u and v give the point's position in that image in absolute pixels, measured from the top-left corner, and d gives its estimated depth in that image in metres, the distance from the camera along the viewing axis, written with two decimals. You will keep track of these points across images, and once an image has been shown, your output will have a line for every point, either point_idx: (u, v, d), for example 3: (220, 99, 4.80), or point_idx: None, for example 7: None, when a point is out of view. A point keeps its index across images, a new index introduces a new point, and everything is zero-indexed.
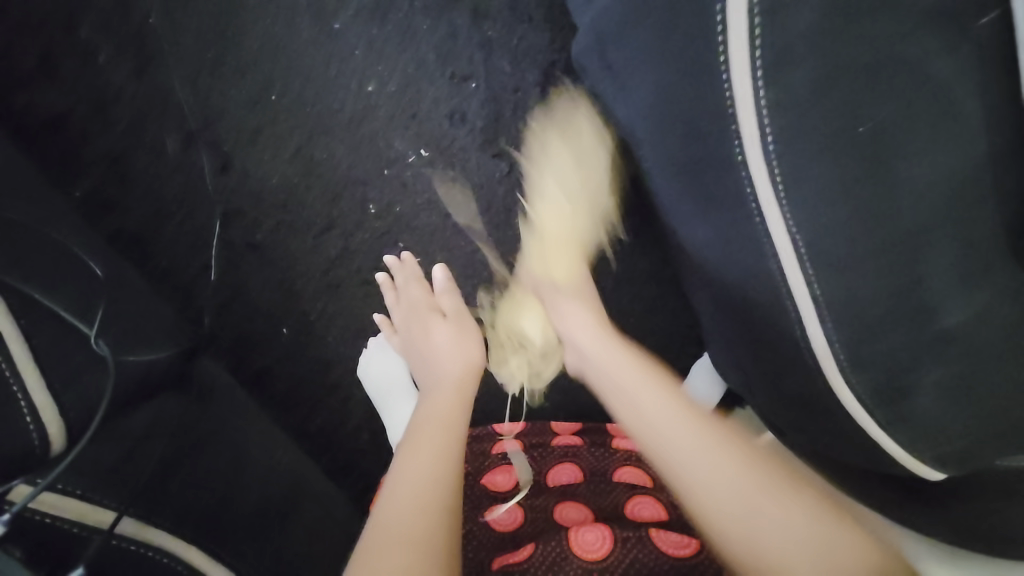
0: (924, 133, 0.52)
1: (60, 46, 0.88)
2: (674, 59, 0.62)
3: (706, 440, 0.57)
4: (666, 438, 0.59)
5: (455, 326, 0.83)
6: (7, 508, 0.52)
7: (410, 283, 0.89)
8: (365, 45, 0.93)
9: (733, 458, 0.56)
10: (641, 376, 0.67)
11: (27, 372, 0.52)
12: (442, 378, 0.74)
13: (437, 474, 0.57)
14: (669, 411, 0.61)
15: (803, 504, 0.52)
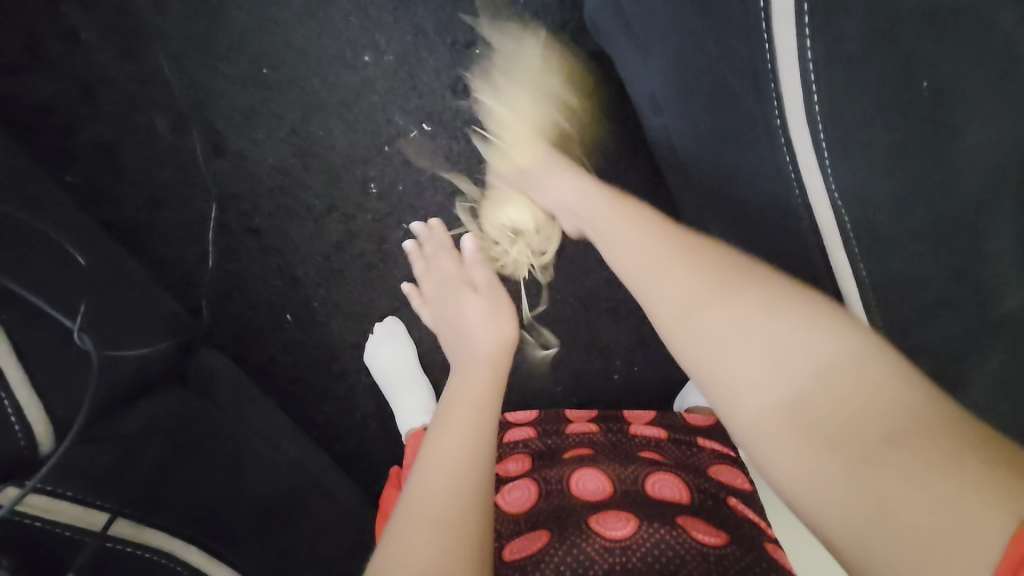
0: (988, 100, 0.47)
1: (41, 25, 0.83)
2: (702, 9, 0.55)
3: (674, 264, 0.51)
4: (645, 279, 0.52)
5: (488, 300, 0.76)
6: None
7: (440, 252, 0.85)
8: (360, 13, 0.86)
9: (726, 296, 0.47)
10: (623, 215, 0.59)
11: (8, 371, 0.49)
12: (474, 355, 0.67)
13: (473, 454, 0.52)
14: (650, 252, 0.53)
15: (789, 322, 0.45)
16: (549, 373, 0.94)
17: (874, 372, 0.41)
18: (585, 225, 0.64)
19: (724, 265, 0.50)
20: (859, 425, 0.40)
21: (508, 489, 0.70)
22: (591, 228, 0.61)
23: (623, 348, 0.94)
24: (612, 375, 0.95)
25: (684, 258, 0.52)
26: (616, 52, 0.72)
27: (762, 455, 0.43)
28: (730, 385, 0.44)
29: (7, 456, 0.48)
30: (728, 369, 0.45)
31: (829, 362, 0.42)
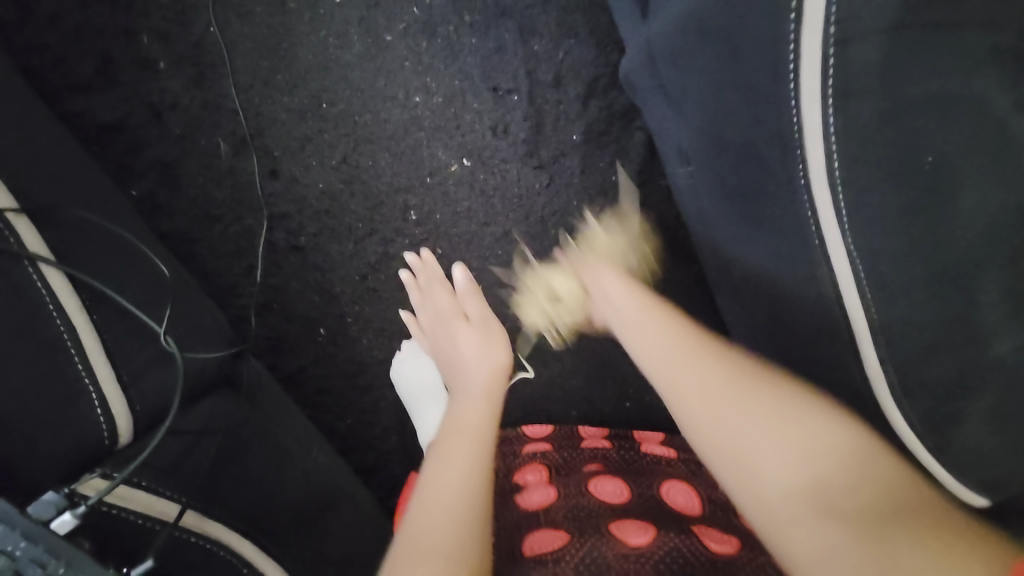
0: (984, 165, 0.53)
1: (122, 51, 0.89)
2: (738, 82, 0.63)
3: (701, 357, 0.60)
4: (676, 370, 0.60)
5: (481, 331, 0.82)
6: (80, 501, 0.50)
7: (433, 284, 0.90)
8: (414, 58, 0.95)
9: (750, 390, 0.56)
10: (644, 307, 0.69)
11: (94, 365, 0.53)
12: (470, 385, 0.74)
13: (468, 485, 0.57)
14: (672, 348, 0.62)
15: (795, 416, 0.53)
16: (564, 396, 0.98)
17: (872, 465, 0.50)
18: (612, 317, 0.73)
19: (732, 365, 0.59)
20: (858, 496, 0.47)
21: (527, 494, 0.76)
22: (623, 333, 0.70)
23: (635, 376, 0.99)
24: (625, 403, 0.99)
25: (701, 354, 0.61)
26: (649, 108, 0.81)
27: (780, 544, 0.48)
28: (758, 486, 0.50)
29: (90, 441, 0.52)
30: (752, 473, 0.51)
31: (841, 445, 0.51)
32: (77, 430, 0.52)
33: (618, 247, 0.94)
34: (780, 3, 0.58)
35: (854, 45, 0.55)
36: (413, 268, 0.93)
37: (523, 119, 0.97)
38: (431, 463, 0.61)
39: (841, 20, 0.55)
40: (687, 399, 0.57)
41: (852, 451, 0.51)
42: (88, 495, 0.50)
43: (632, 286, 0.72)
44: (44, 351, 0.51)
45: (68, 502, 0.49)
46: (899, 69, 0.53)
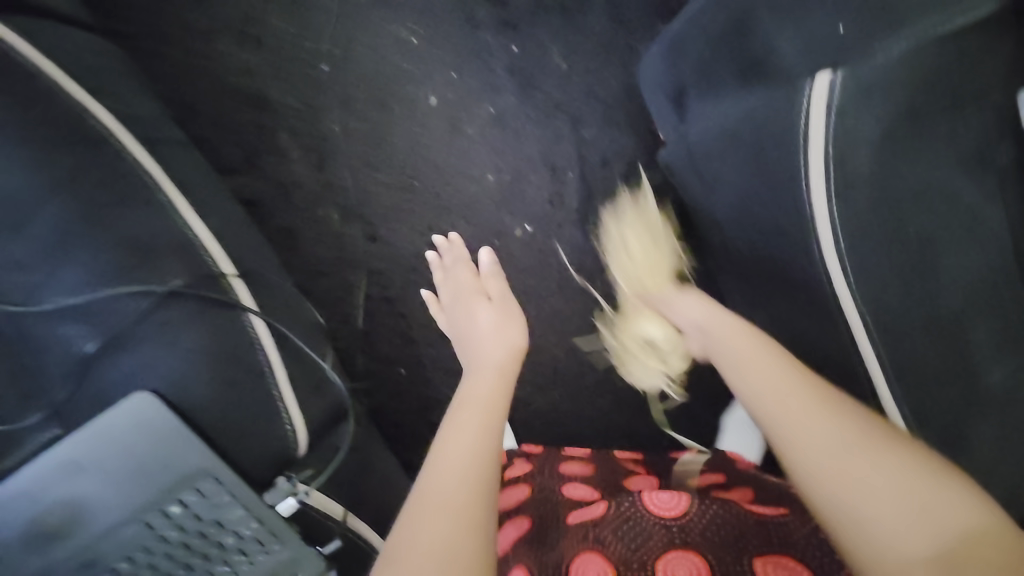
0: (967, 239, 0.66)
1: (264, 143, 1.09)
2: (760, 173, 0.75)
3: (810, 397, 0.61)
4: (783, 408, 0.61)
5: (499, 309, 0.98)
6: (296, 490, 0.66)
7: (458, 263, 1.08)
8: (488, 145, 1.15)
9: (873, 444, 0.54)
10: (744, 339, 0.76)
11: (285, 397, 0.67)
12: (489, 359, 0.89)
13: (477, 448, 0.68)
14: (782, 386, 0.64)
15: (925, 479, 0.52)
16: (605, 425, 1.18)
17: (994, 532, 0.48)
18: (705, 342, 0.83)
19: (845, 411, 0.59)
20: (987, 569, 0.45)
21: (573, 489, 0.86)
22: (721, 361, 0.76)
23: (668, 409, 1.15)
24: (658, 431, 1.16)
25: (811, 396, 0.61)
26: (681, 180, 0.93)
27: None
28: (877, 548, 0.49)
29: (280, 451, 0.67)
30: (871, 530, 0.49)
31: (971, 522, 0.48)
32: (273, 443, 0.66)
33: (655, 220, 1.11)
34: (789, 124, 0.69)
35: (850, 157, 0.66)
36: (439, 249, 1.11)
37: (574, 193, 1.17)
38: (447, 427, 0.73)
39: (841, 137, 0.65)
40: (800, 433, 0.57)
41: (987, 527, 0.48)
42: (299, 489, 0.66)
43: (712, 305, 0.89)
44: (255, 381, 0.66)
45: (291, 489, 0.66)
46: (888, 175, 0.65)
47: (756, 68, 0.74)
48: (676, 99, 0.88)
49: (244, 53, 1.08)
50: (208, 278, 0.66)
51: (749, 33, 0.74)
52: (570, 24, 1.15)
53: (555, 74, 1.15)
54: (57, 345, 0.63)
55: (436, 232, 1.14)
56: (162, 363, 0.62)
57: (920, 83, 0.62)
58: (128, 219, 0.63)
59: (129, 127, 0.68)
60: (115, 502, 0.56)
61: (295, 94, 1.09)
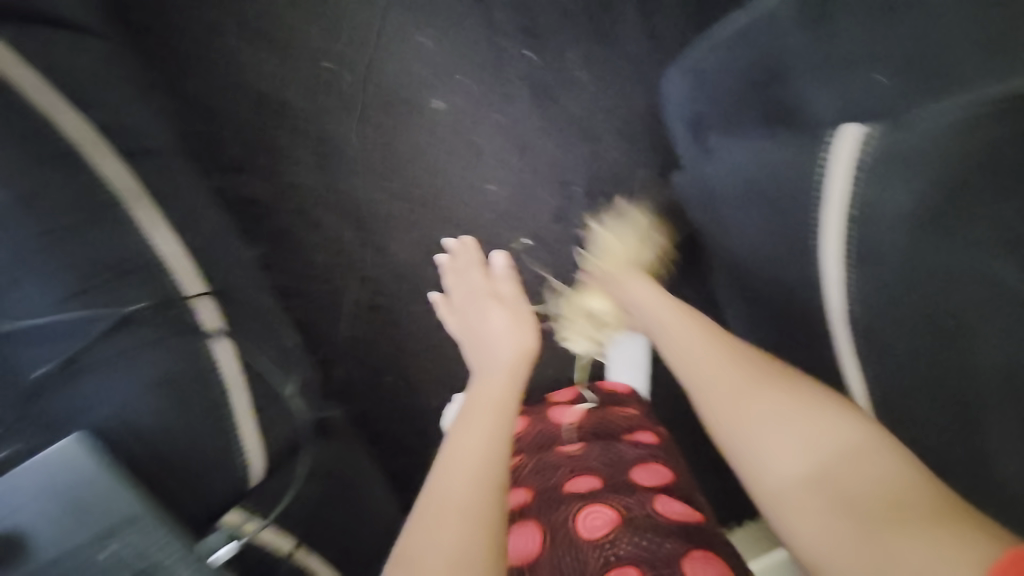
0: (1005, 326, 0.54)
1: (261, 140, 1.06)
2: (776, 231, 0.70)
3: (714, 354, 0.73)
4: (700, 371, 0.72)
5: (511, 310, 0.94)
6: (238, 537, 0.63)
7: (471, 267, 1.02)
8: (493, 155, 1.08)
9: (764, 391, 0.66)
10: (670, 307, 0.84)
11: (241, 424, 0.65)
12: (499, 361, 0.85)
13: (488, 450, 0.67)
14: (696, 348, 0.75)
15: (807, 411, 0.63)
16: None
17: (879, 464, 0.57)
18: (648, 324, 0.85)
19: (746, 366, 0.70)
20: (866, 496, 0.54)
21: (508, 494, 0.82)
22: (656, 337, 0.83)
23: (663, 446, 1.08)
24: None
25: (721, 356, 0.72)
26: (693, 215, 0.86)
27: (793, 523, 0.58)
28: (766, 471, 0.61)
29: (232, 481, 0.65)
30: (763, 458, 0.62)
31: (848, 445, 0.59)
32: (225, 473, 0.64)
33: (648, 238, 1.05)
34: (810, 180, 0.65)
35: (869, 234, 0.62)
36: (451, 251, 1.05)
37: (580, 209, 1.10)
38: (459, 425, 0.72)
39: (862, 203, 0.62)
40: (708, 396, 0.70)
41: (865, 453, 0.58)
42: (242, 534, 0.63)
43: (660, 290, 0.88)
44: (210, 407, 0.64)
45: (231, 537, 0.62)
46: (916, 248, 0.58)
47: (782, 113, 0.71)
48: (693, 132, 0.81)
49: (244, 44, 1.04)
50: (170, 300, 0.64)
51: (778, 78, 0.71)
52: (592, 28, 1.07)
53: (571, 81, 1.07)
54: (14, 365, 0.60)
55: (448, 238, 1.06)
56: (115, 390, 0.60)
57: (955, 159, 0.57)
58: (93, 237, 0.61)
59: (102, 139, 0.66)
60: (47, 526, 0.55)
61: (295, 90, 1.05)
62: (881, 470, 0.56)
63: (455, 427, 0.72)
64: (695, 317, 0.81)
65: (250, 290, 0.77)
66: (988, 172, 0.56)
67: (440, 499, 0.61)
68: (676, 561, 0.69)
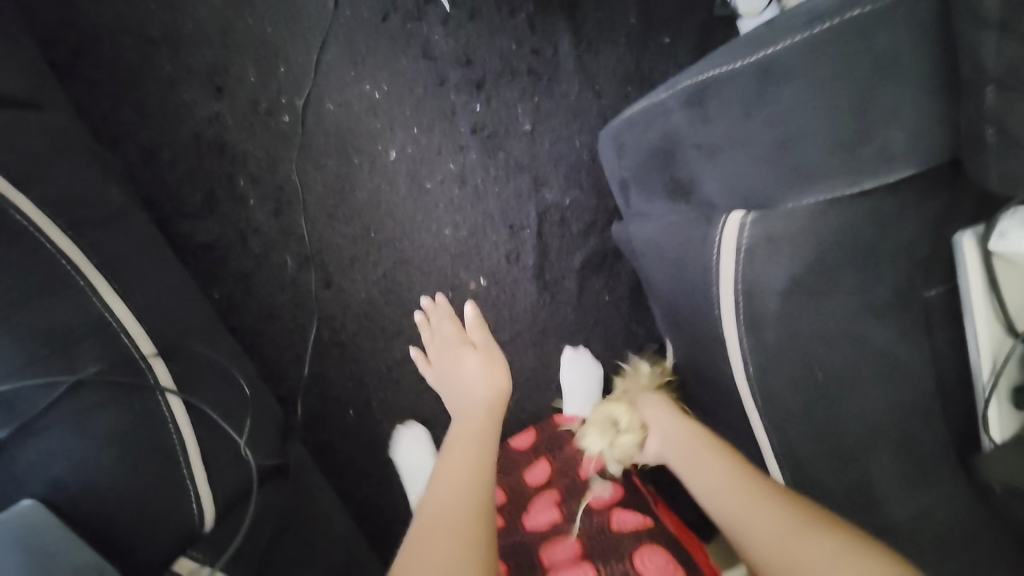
0: (869, 381, 0.66)
1: (223, 188, 1.10)
2: (683, 286, 0.74)
3: (742, 486, 0.68)
4: (734, 511, 0.67)
5: (485, 355, 0.99)
6: None
7: (444, 320, 1.07)
8: (447, 200, 1.15)
9: (814, 532, 0.61)
10: (684, 432, 0.80)
11: (193, 472, 0.70)
12: (473, 400, 0.93)
13: (473, 479, 0.75)
14: (722, 480, 0.70)
15: (856, 550, 0.58)
16: None
17: None
18: (661, 441, 0.82)
19: (782, 499, 0.66)
20: None
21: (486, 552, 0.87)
22: (675, 462, 0.78)
23: None
24: None
25: (753, 489, 0.68)
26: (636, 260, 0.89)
27: None
28: None
29: (184, 529, 0.68)
30: None
31: None
32: (177, 523, 0.68)
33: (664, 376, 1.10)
34: (703, 255, 0.68)
35: (757, 299, 0.65)
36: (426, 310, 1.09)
37: (531, 251, 1.16)
38: (443, 457, 0.81)
39: (748, 282, 0.65)
40: (755, 538, 0.63)
41: None
42: None
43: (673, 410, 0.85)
44: (162, 461, 0.68)
45: None
46: (793, 322, 0.64)
47: (677, 187, 0.71)
48: (621, 188, 0.86)
49: (207, 97, 1.09)
50: (123, 360, 0.69)
51: (674, 157, 0.69)
52: (538, 83, 1.14)
53: (519, 133, 1.14)
54: None
55: (423, 295, 1.12)
56: (69, 450, 0.64)
57: (848, 239, 0.61)
58: (49, 309, 0.66)
59: (53, 213, 0.69)
60: None
61: (255, 141, 1.10)
62: None
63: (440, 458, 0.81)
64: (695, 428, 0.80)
65: (205, 340, 0.82)
66: (868, 257, 0.62)
67: (433, 520, 0.69)
68: (630, 564, 0.76)
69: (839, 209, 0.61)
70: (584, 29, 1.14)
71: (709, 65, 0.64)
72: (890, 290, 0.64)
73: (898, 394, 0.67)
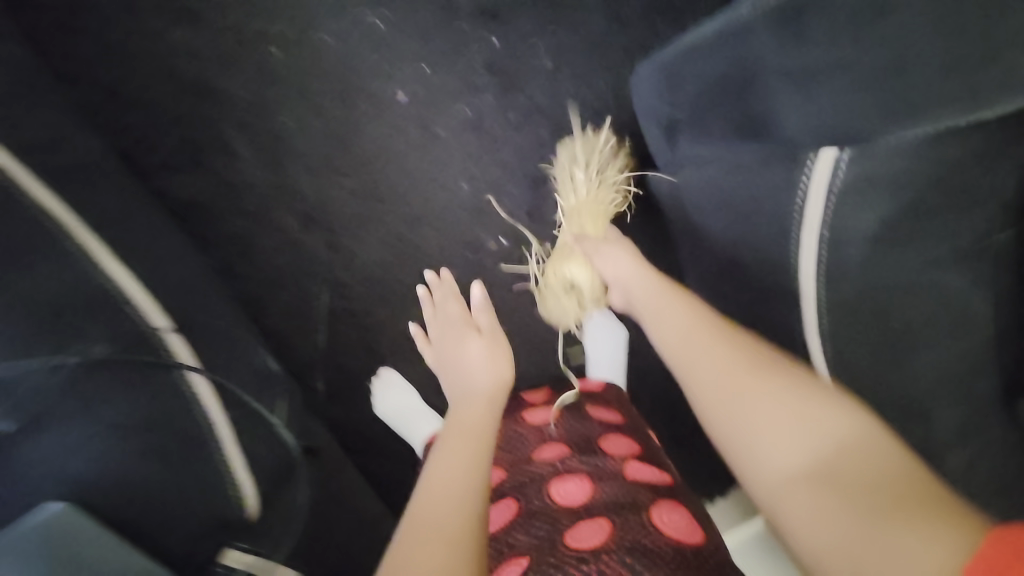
0: (940, 333, 0.63)
1: (207, 139, 0.97)
2: (748, 237, 0.72)
3: (704, 333, 0.70)
4: (689, 354, 0.69)
5: (489, 343, 0.88)
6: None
7: (448, 299, 0.97)
8: (462, 150, 1.04)
9: (761, 377, 0.63)
10: (660, 294, 0.79)
11: (229, 453, 0.64)
12: (472, 391, 0.81)
13: (460, 464, 0.66)
14: (686, 329, 0.71)
15: (802, 399, 0.60)
16: None
17: (883, 459, 0.54)
18: (634, 300, 0.82)
19: (741, 348, 0.67)
20: (862, 484, 0.52)
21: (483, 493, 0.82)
22: (647, 319, 0.78)
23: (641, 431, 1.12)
24: None
25: (713, 336, 0.69)
26: (669, 210, 0.85)
27: (780, 510, 0.55)
28: (758, 458, 0.58)
29: (222, 521, 0.63)
30: (756, 446, 0.59)
31: (844, 440, 0.56)
32: (215, 512, 0.62)
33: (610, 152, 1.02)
34: (787, 201, 0.65)
35: (841, 251, 0.63)
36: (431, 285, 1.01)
37: (554, 207, 1.09)
38: (435, 453, 0.71)
39: (833, 229, 0.63)
40: (699, 376, 0.66)
41: (863, 443, 0.56)
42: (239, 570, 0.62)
43: (639, 261, 0.86)
44: (194, 445, 0.62)
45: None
46: (878, 271, 0.62)
47: (754, 123, 0.67)
48: (665, 133, 0.79)
49: (178, 31, 0.94)
50: (138, 338, 0.62)
51: (752, 91, 0.65)
52: (560, 17, 1.03)
53: (540, 74, 1.04)
54: None
55: (427, 267, 1.05)
56: (85, 440, 0.57)
57: (939, 178, 0.59)
58: (48, 282, 0.58)
59: (47, 179, 0.63)
60: None
61: (241, 83, 0.96)
62: (882, 466, 0.54)
63: (433, 457, 0.71)
64: (660, 280, 0.81)
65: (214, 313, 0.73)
66: (954, 197, 0.60)
67: (423, 512, 0.61)
68: (646, 507, 0.72)
69: (938, 149, 0.58)
70: None
71: None
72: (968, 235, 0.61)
73: (973, 340, 0.63)
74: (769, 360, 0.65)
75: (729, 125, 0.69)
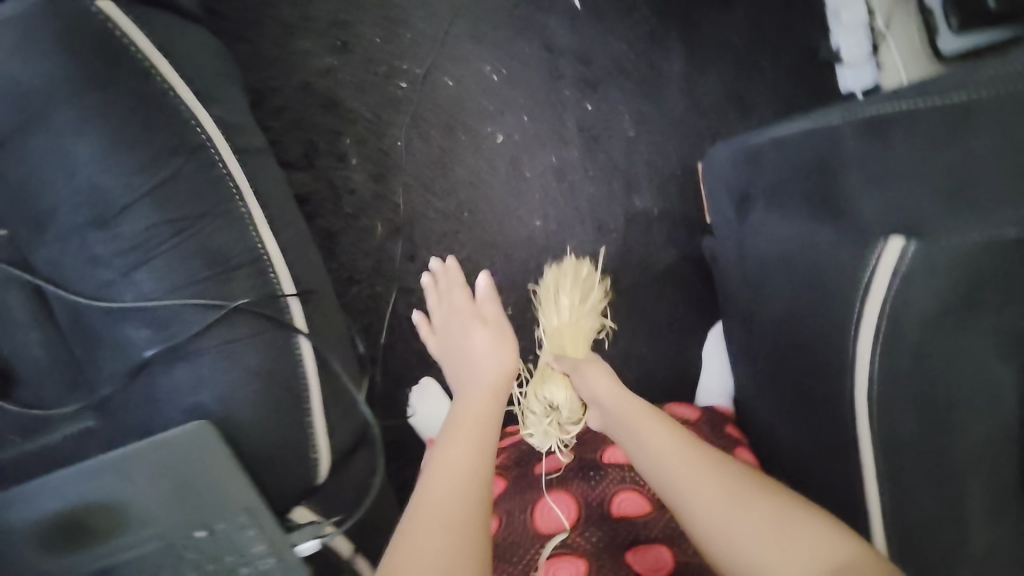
0: (976, 418, 0.69)
1: (325, 144, 1.09)
2: (808, 304, 0.81)
3: (682, 450, 0.74)
4: (671, 473, 0.71)
5: (495, 332, 0.96)
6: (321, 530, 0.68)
7: (453, 287, 1.02)
8: (543, 191, 1.16)
9: (755, 501, 0.66)
10: (633, 407, 0.83)
11: (315, 420, 0.69)
12: (479, 380, 0.89)
13: (471, 466, 0.70)
14: (664, 446, 0.75)
15: (796, 522, 0.64)
16: None
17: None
18: (607, 411, 0.86)
19: (724, 470, 0.71)
20: None
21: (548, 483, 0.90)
22: (621, 430, 0.81)
23: None
24: None
25: (695, 459, 0.72)
26: (726, 272, 1.00)
27: None
28: None
29: (302, 476, 0.69)
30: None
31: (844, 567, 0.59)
32: (297, 469, 0.68)
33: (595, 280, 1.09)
34: (855, 274, 0.75)
35: (899, 326, 0.72)
36: (435, 272, 1.04)
37: (615, 253, 1.17)
38: (444, 441, 0.75)
39: (894, 309, 0.72)
40: (689, 501, 0.68)
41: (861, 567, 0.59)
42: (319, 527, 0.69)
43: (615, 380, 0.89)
44: (293, 403, 0.67)
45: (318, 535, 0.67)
46: (928, 350, 0.71)
47: (830, 210, 0.79)
48: (739, 203, 0.93)
49: (327, 52, 1.09)
50: (269, 297, 0.68)
51: (833, 180, 0.78)
52: (647, 93, 1.18)
53: (621, 137, 1.18)
54: (119, 345, 0.66)
55: (433, 258, 1.08)
56: (215, 379, 0.65)
57: (984, 278, 0.68)
58: (212, 232, 0.66)
59: (224, 136, 0.70)
60: (142, 496, 0.61)
61: (367, 103, 1.10)
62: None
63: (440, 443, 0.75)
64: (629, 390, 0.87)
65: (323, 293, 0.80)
66: (998, 298, 0.68)
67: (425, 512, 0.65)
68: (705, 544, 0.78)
69: (989, 253, 0.67)
70: (698, 53, 1.20)
71: (863, 107, 0.78)
72: (1007, 333, 0.68)
73: (1003, 431, 0.68)
74: (754, 483, 0.69)
75: (805, 207, 0.82)
